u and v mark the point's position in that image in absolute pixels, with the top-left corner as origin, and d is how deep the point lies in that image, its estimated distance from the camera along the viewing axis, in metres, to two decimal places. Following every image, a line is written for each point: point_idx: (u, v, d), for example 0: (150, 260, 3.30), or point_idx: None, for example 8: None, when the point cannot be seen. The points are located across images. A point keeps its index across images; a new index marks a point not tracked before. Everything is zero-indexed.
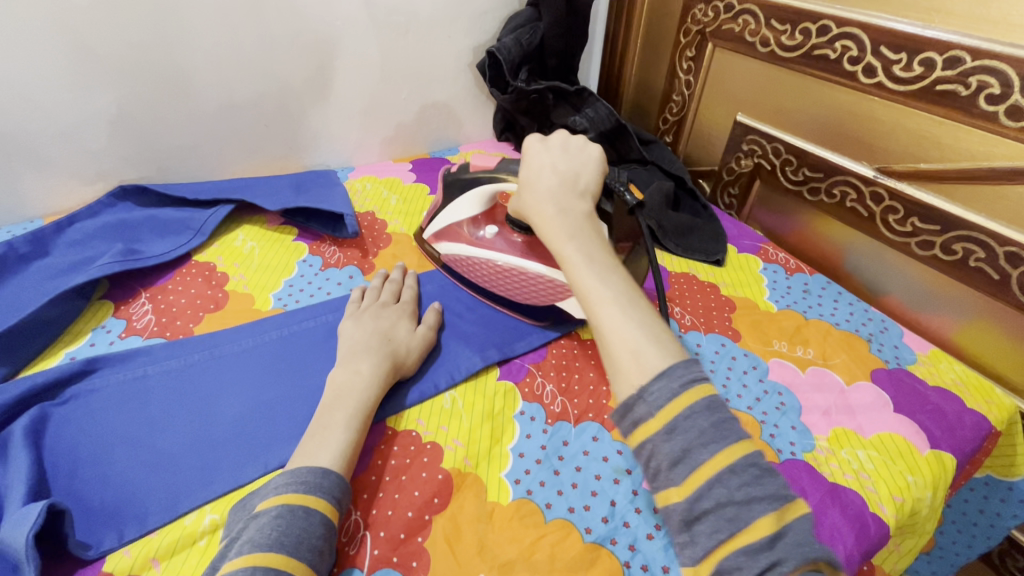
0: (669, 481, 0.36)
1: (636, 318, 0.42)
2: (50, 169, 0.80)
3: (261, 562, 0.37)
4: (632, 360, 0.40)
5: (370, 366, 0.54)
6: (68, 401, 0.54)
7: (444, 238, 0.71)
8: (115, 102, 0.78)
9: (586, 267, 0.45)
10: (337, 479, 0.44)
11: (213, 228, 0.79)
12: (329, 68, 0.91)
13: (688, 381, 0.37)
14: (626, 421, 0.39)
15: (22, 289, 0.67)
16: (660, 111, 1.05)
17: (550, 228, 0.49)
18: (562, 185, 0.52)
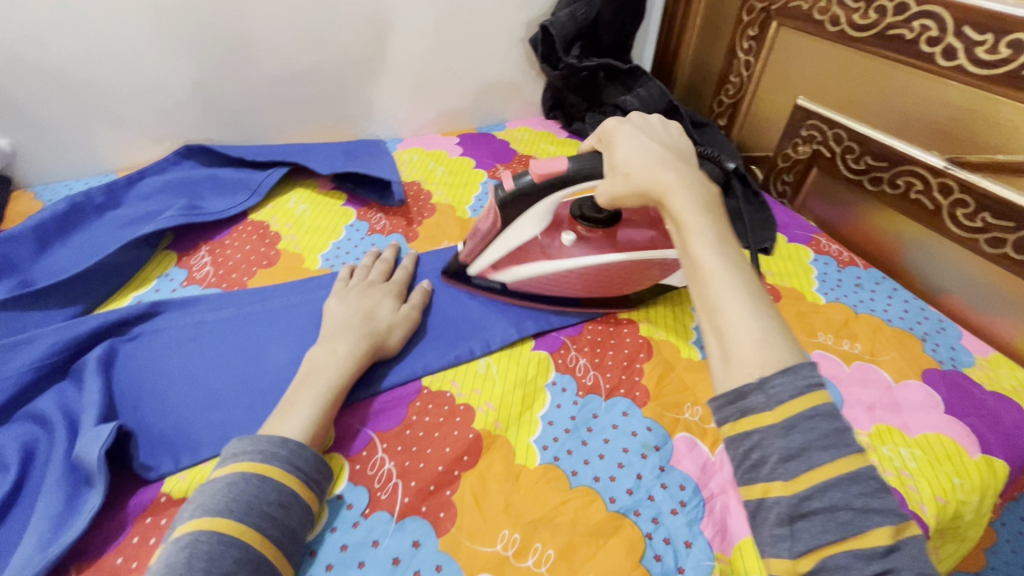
0: (774, 475, 0.34)
1: (765, 305, 0.38)
2: (122, 125, 0.85)
3: (207, 527, 0.37)
4: (758, 347, 0.36)
5: (346, 346, 0.53)
6: (135, 338, 0.59)
7: (513, 263, 0.62)
8: (184, 64, 0.82)
9: (713, 240, 0.41)
10: (296, 448, 0.43)
11: (269, 190, 0.82)
12: (384, 38, 0.92)
13: (814, 382, 0.34)
14: (733, 406, 0.36)
15: (96, 235, 0.72)
16: (715, 92, 1.02)
17: (669, 189, 0.44)
18: (677, 154, 0.48)
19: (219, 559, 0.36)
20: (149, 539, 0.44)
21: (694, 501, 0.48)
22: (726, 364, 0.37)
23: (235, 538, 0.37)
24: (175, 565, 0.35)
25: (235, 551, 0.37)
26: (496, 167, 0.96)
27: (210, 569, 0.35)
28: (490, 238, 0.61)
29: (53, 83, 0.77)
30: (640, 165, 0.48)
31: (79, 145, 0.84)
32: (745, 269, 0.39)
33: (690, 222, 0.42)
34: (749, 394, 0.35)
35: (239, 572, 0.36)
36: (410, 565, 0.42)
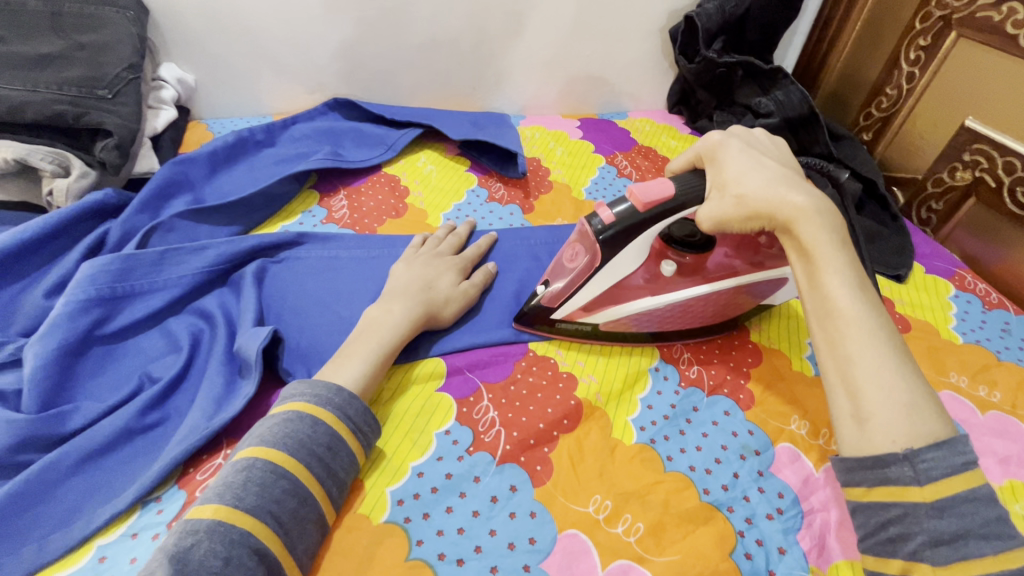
0: (923, 556, 0.35)
1: (909, 367, 0.39)
2: (282, 73, 0.94)
3: (261, 456, 0.40)
4: (904, 416, 0.37)
5: (402, 309, 0.54)
6: (281, 262, 0.65)
7: (606, 304, 0.56)
8: (346, 24, 0.90)
9: (851, 284, 0.41)
10: (349, 397, 0.45)
11: (402, 147, 0.88)
12: (527, 14, 0.94)
13: (970, 461, 0.35)
14: (871, 474, 0.37)
15: (254, 168, 0.81)
16: (862, 105, 0.94)
17: (804, 227, 0.44)
18: (799, 180, 0.48)
19: (271, 487, 0.39)
20: None
21: (792, 511, 0.47)
22: (867, 426, 0.38)
23: (286, 470, 0.40)
24: (233, 483, 0.38)
25: (285, 483, 0.39)
26: (615, 154, 0.97)
27: (263, 493, 0.38)
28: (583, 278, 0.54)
29: (236, 30, 0.87)
30: (762, 186, 0.46)
31: (247, 88, 0.95)
32: (884, 320, 0.41)
33: (828, 262, 0.42)
34: (894, 464, 0.36)
35: (287, 501, 0.39)
36: (504, 506, 0.45)
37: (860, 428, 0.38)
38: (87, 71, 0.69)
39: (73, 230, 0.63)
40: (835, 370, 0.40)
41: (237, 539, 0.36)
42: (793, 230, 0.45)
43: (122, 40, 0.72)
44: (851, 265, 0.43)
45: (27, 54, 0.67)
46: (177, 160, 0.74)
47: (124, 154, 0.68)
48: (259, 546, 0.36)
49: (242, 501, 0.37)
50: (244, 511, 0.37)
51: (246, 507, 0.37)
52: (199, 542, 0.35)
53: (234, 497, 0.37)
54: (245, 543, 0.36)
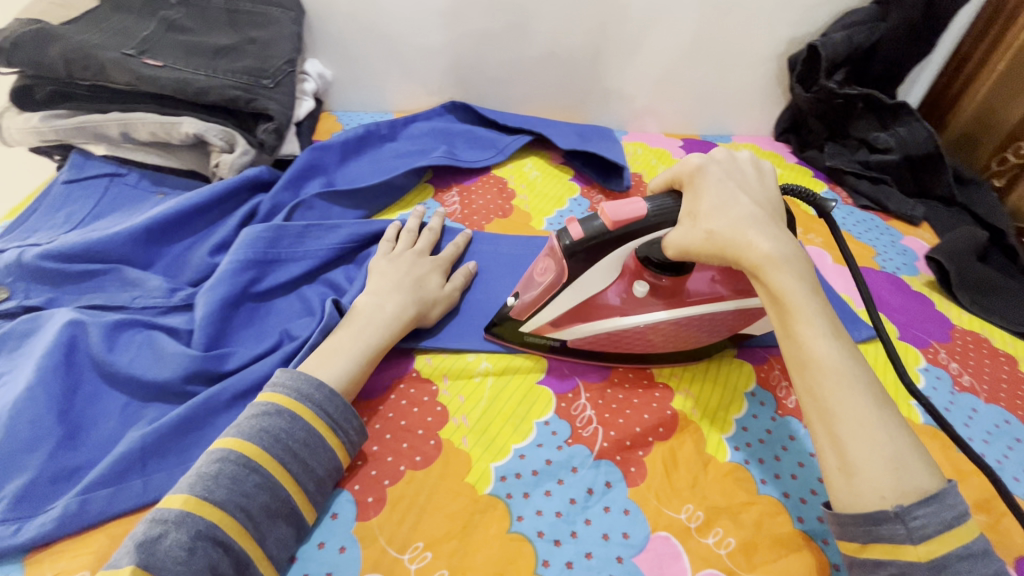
0: None
1: (891, 420, 0.41)
2: (408, 74, 1.01)
3: (235, 449, 0.42)
4: (892, 472, 0.39)
5: (394, 307, 0.55)
6: None
7: (573, 321, 0.55)
8: (472, 34, 0.96)
9: (828, 336, 0.43)
10: (330, 395, 0.47)
11: (511, 152, 0.93)
12: (645, 34, 0.96)
13: (957, 514, 0.38)
14: (863, 529, 0.39)
15: (378, 160, 0.88)
16: (997, 148, 0.90)
17: (774, 275, 0.45)
18: (769, 217, 0.48)
19: (243, 481, 0.41)
20: (402, 399, 0.53)
21: None
22: (857, 481, 0.39)
23: (259, 465, 0.42)
24: (206, 475, 0.40)
25: (256, 478, 0.41)
26: None
27: (232, 487, 0.40)
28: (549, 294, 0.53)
29: (374, 33, 0.96)
30: (729, 226, 0.46)
31: (375, 86, 1.03)
32: (864, 371, 0.42)
33: (804, 312, 0.44)
34: (886, 523, 0.38)
35: (258, 496, 0.41)
36: (600, 500, 0.47)
37: (849, 483, 0.40)
38: (255, 63, 0.78)
39: (232, 199, 0.72)
40: (820, 424, 0.42)
41: (203, 530, 0.38)
42: (763, 278, 0.45)
43: (284, 37, 0.82)
44: (824, 313, 0.44)
45: (209, 45, 0.77)
46: (316, 147, 0.82)
47: (280, 137, 0.78)
48: (226, 538, 0.38)
49: (211, 494, 0.39)
50: (213, 503, 0.39)
51: (215, 500, 0.39)
52: (167, 532, 0.37)
53: (204, 488, 0.39)
54: (211, 535, 0.38)
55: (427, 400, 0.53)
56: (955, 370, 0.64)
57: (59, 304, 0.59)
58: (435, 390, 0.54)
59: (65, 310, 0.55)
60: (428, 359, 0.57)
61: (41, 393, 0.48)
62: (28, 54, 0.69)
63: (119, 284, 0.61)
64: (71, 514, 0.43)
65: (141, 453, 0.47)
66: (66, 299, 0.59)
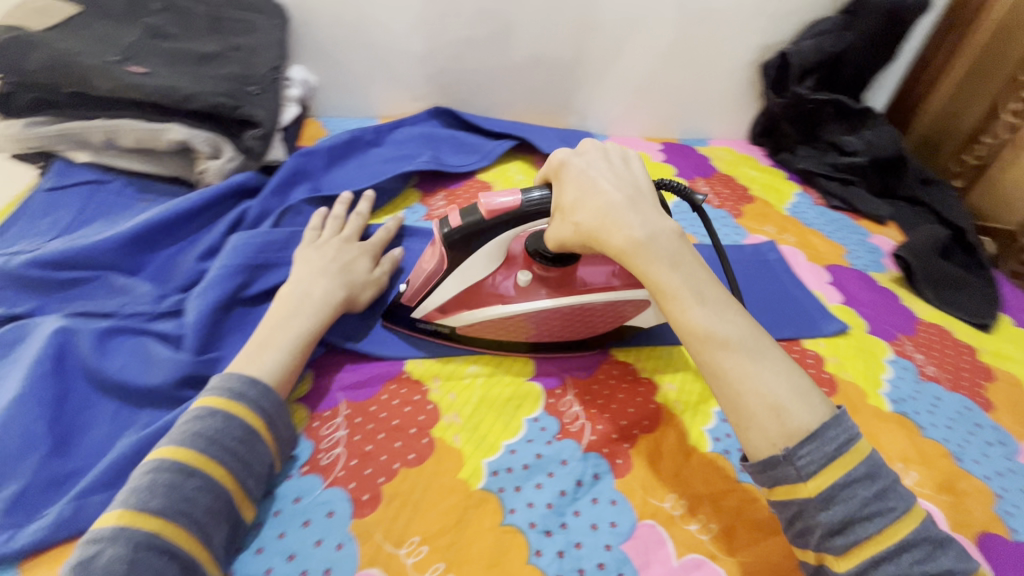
0: (825, 548, 0.39)
1: (765, 370, 0.42)
2: (394, 80, 1.03)
3: (168, 456, 0.42)
4: (774, 418, 0.40)
5: (322, 291, 0.56)
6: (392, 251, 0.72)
7: (460, 307, 0.57)
8: (455, 42, 0.98)
9: (695, 304, 0.44)
10: (263, 391, 0.47)
11: (496, 156, 0.95)
12: (624, 41, 0.99)
13: (841, 444, 0.39)
14: (765, 475, 0.41)
15: (366, 165, 0.89)
16: (956, 151, 0.98)
17: (640, 257, 0.45)
18: (631, 194, 0.48)
19: (180, 486, 0.40)
20: (393, 399, 0.55)
21: None
22: (748, 434, 0.41)
23: (196, 468, 0.42)
24: (138, 489, 0.40)
25: (194, 481, 0.41)
26: (696, 180, 0.99)
27: (170, 495, 0.40)
28: (436, 279, 0.56)
29: (359, 40, 0.97)
30: (593, 216, 0.47)
31: (360, 92, 1.04)
32: (737, 329, 0.43)
33: (668, 291, 0.44)
34: (778, 466, 0.40)
35: (198, 499, 0.41)
36: (588, 491, 0.49)
37: (745, 437, 0.42)
38: (242, 69, 0.79)
39: (219, 205, 0.73)
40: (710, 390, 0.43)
41: (143, 541, 0.38)
42: (631, 263, 0.46)
43: (269, 45, 0.83)
44: (692, 282, 0.45)
45: (195, 52, 0.77)
46: (303, 152, 0.83)
47: (267, 143, 0.78)
48: (168, 545, 0.38)
49: (147, 504, 0.39)
50: (150, 512, 0.39)
51: (151, 510, 0.39)
52: (103, 550, 0.37)
53: (139, 500, 0.39)
54: (152, 544, 0.38)
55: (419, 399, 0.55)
56: (920, 361, 0.67)
57: (46, 311, 0.59)
58: (427, 390, 0.56)
59: (54, 318, 0.55)
60: (419, 362, 0.58)
61: (32, 401, 0.48)
62: (10, 60, 0.69)
63: (106, 291, 0.61)
64: (66, 519, 0.44)
65: (133, 458, 0.47)
66: (53, 307, 0.59)
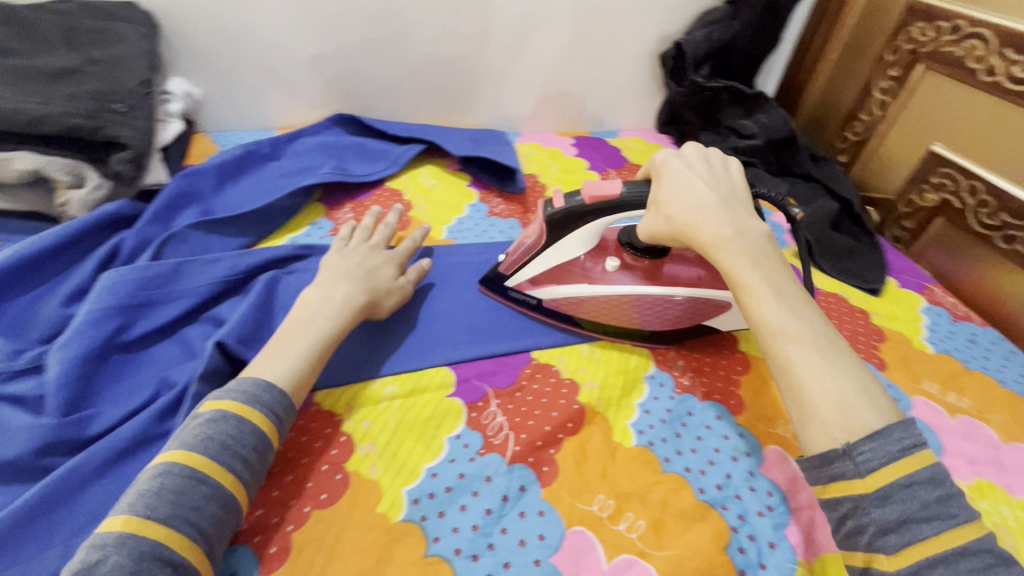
0: (877, 547, 0.37)
1: (839, 367, 0.42)
2: (288, 87, 0.96)
3: (179, 460, 0.40)
4: (835, 412, 0.40)
5: (342, 294, 0.56)
6: (293, 272, 0.67)
7: (550, 282, 0.63)
8: (350, 45, 0.93)
9: (773, 299, 0.45)
10: (278, 397, 0.47)
11: (405, 162, 0.91)
12: (525, 37, 0.98)
13: (908, 447, 0.38)
14: (822, 472, 0.40)
15: (262, 180, 0.83)
16: (839, 129, 1.01)
17: (725, 253, 0.48)
18: (726, 201, 0.50)
19: (188, 495, 0.39)
20: (300, 436, 0.51)
21: (781, 508, 0.50)
22: (805, 426, 0.41)
23: (207, 475, 0.40)
24: (147, 493, 0.38)
25: (203, 489, 0.40)
26: (608, 172, 1.00)
27: (176, 503, 0.38)
28: (532, 253, 0.61)
29: (244, 46, 0.90)
30: (688, 212, 0.50)
31: (253, 102, 0.97)
32: (815, 327, 0.44)
33: (747, 284, 0.46)
34: (835, 460, 0.39)
35: (206, 508, 0.39)
36: (516, 505, 0.48)
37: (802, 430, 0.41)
38: (104, 86, 0.70)
39: (87, 239, 0.65)
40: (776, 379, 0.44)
41: (148, 552, 0.36)
42: (715, 259, 0.48)
43: (136, 57, 0.74)
44: (771, 281, 0.46)
45: (45, 68, 0.69)
46: (187, 172, 0.75)
47: (139, 166, 0.71)
48: (173, 557, 0.37)
49: (155, 511, 0.38)
50: (157, 520, 0.37)
51: (158, 518, 0.37)
52: (107, 558, 0.35)
53: (146, 507, 0.38)
54: (157, 556, 0.36)
55: (330, 432, 0.51)
56: None
57: None
58: (339, 421, 0.52)
59: None
60: (327, 392, 0.54)
61: None
62: None
63: None
64: None
65: None
66: None
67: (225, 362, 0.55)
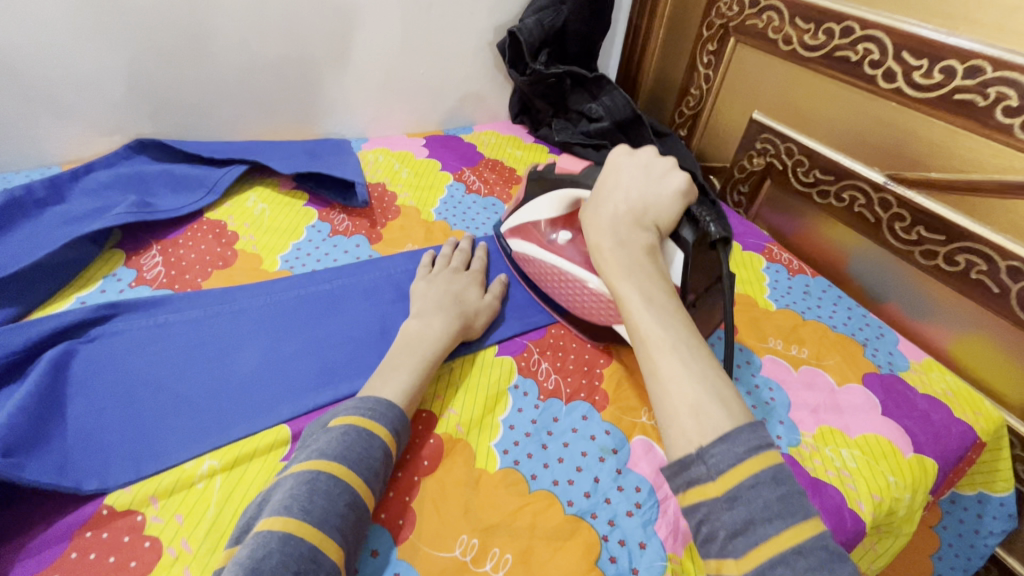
0: (726, 551, 0.35)
1: (700, 371, 0.41)
2: (59, 113, 0.79)
3: (324, 469, 0.40)
4: (691, 416, 0.39)
5: (441, 323, 0.57)
6: (93, 340, 0.56)
7: (517, 236, 0.69)
8: (138, 61, 0.79)
9: (648, 311, 0.46)
10: (399, 414, 0.48)
11: (226, 187, 0.80)
12: (349, 36, 0.90)
13: (753, 448, 0.37)
14: (681, 478, 0.39)
15: (36, 231, 0.67)
16: (676, 104, 1.05)
17: (607, 261, 0.50)
18: (634, 213, 0.53)
19: (336, 500, 0.39)
20: (88, 553, 0.42)
21: (649, 503, 0.49)
22: (667, 431, 0.40)
23: (349, 484, 0.41)
24: (299, 496, 0.38)
25: (347, 497, 0.40)
26: (462, 171, 0.96)
27: (328, 506, 0.39)
28: (518, 206, 0.71)
29: None
30: (595, 222, 0.54)
31: (17, 137, 0.78)
32: (681, 336, 0.44)
33: (621, 293, 0.48)
34: (689, 465, 0.38)
35: (349, 516, 0.39)
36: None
37: (664, 434, 0.41)
38: None
39: None
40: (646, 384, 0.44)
41: (308, 554, 0.36)
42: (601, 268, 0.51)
43: None
44: (648, 290, 0.47)
45: None
46: None
47: None
48: (326, 560, 0.36)
49: (310, 513, 0.38)
50: (312, 524, 0.37)
51: (313, 521, 0.37)
52: (271, 553, 0.35)
53: (302, 509, 0.38)
54: (314, 559, 0.36)
55: (130, 538, 0.43)
56: None
57: None
58: (142, 521, 0.44)
59: None
60: (124, 488, 0.45)
61: None
62: None
63: None
64: None
65: None
66: None
67: None
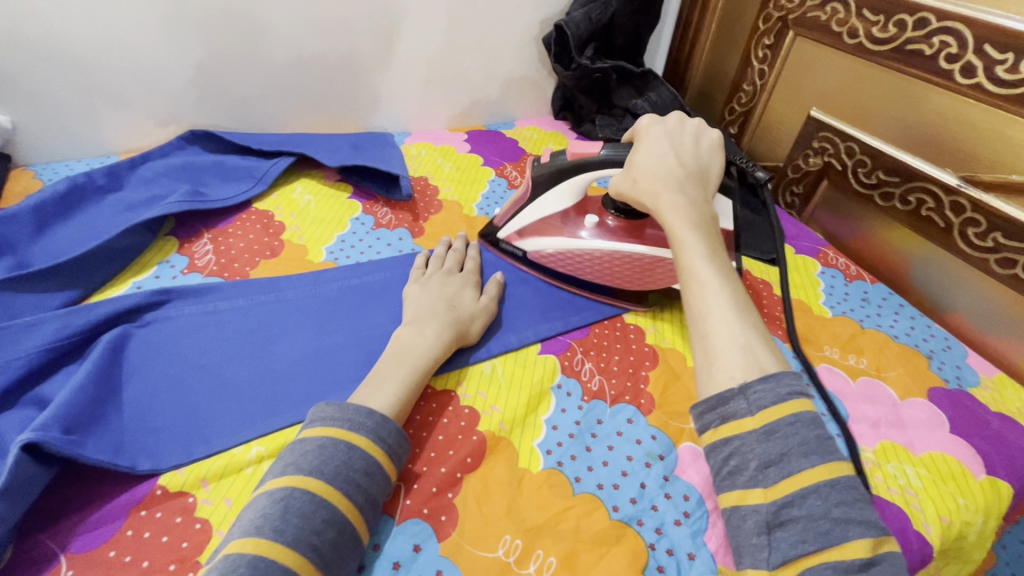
0: (755, 481, 0.36)
1: (748, 318, 0.42)
2: (120, 104, 0.82)
3: (299, 485, 0.39)
4: (740, 354, 0.40)
5: (433, 332, 0.55)
6: (148, 324, 0.57)
7: (533, 234, 0.69)
8: (193, 53, 0.81)
9: (704, 257, 0.46)
10: (381, 420, 0.45)
11: (274, 178, 0.82)
12: (396, 30, 0.90)
13: (796, 391, 0.37)
14: (715, 413, 0.39)
15: (97, 217, 0.70)
16: (727, 100, 1.02)
17: (666, 209, 0.50)
18: (688, 174, 0.53)
19: (311, 518, 0.38)
20: (142, 532, 0.43)
21: (698, 512, 0.47)
22: (708, 368, 0.40)
23: (326, 500, 0.39)
24: (272, 515, 0.37)
25: (323, 513, 0.38)
26: (504, 166, 0.95)
27: (303, 524, 0.37)
28: (521, 203, 0.69)
29: (59, 64, 0.75)
30: (652, 174, 0.53)
31: (82, 127, 0.82)
32: (733, 287, 0.44)
33: (682, 239, 0.47)
34: (731, 399, 0.38)
35: (327, 532, 0.38)
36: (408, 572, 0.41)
37: (707, 369, 0.40)
38: None
39: None
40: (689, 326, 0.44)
41: None
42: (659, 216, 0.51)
43: None
44: (705, 242, 0.47)
45: None
46: None
47: None
48: None
49: (283, 534, 0.36)
50: (286, 544, 0.36)
51: (286, 542, 0.36)
52: None
53: (274, 529, 0.36)
54: None
55: (181, 519, 0.44)
56: None
57: None
58: (193, 503, 0.45)
59: None
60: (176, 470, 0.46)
61: None
62: None
63: None
64: None
65: None
66: None
67: (39, 463, 0.42)
